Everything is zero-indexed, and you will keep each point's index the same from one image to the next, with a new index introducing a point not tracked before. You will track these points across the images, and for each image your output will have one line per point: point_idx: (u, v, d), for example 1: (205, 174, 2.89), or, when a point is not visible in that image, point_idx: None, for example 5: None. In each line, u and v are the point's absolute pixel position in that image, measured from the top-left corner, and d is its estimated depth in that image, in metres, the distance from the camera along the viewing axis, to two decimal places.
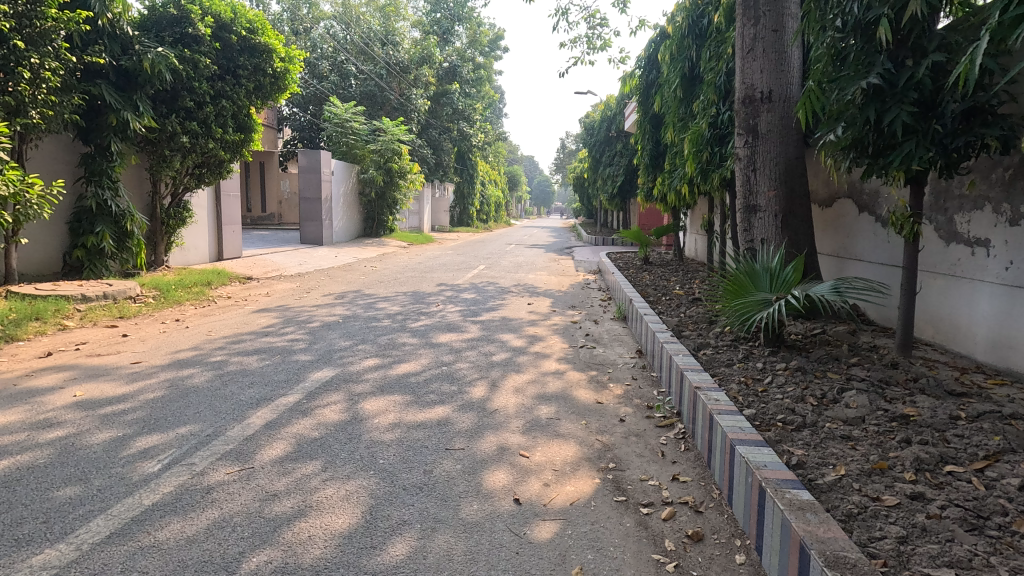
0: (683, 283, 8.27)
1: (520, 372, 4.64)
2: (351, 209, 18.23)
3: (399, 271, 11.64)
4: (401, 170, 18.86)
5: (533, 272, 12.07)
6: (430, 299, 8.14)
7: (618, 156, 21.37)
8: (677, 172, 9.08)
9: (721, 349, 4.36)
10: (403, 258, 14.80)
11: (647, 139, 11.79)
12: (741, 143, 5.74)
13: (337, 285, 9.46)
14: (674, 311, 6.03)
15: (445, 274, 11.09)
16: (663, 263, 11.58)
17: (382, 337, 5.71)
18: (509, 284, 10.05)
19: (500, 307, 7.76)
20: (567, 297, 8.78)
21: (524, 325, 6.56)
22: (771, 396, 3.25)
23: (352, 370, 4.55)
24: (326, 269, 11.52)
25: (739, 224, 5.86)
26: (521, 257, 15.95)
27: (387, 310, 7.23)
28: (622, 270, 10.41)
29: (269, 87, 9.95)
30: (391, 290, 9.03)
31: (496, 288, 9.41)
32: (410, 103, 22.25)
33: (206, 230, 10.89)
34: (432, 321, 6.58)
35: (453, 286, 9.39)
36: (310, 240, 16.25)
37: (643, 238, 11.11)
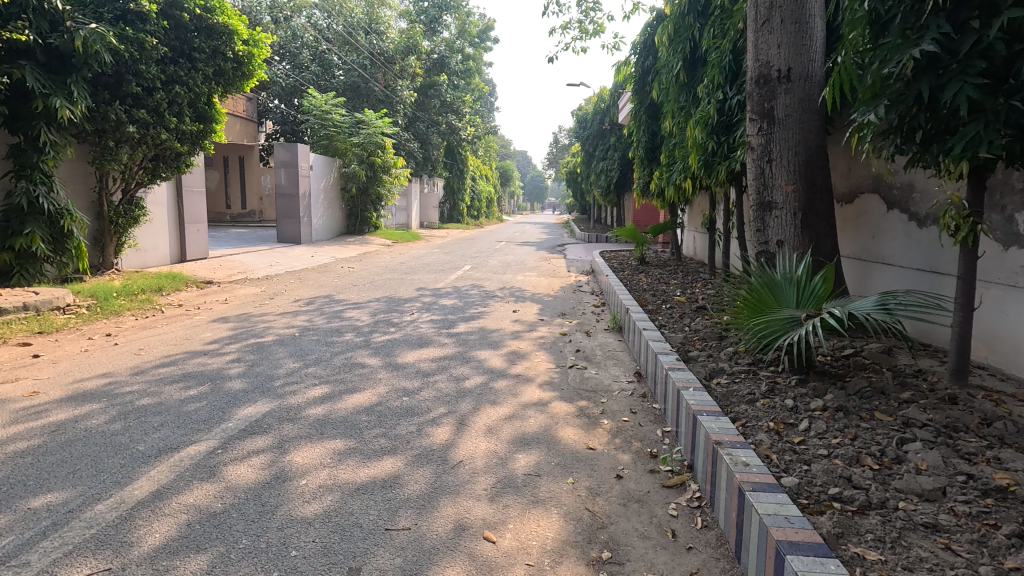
0: (683, 287, 7.52)
1: (495, 404, 3.86)
2: (332, 206, 17.39)
3: (377, 273, 10.83)
4: (385, 164, 17.98)
5: (522, 273, 11.29)
6: (403, 306, 7.33)
7: (612, 150, 20.63)
8: (676, 165, 8.31)
9: (738, 377, 3.62)
10: (385, 257, 13.97)
11: (643, 130, 10.98)
12: (754, 131, 4.96)
13: (305, 290, 8.64)
14: (677, 324, 5.29)
15: (426, 276, 10.29)
16: (660, 263, 10.83)
17: (338, 357, 4.91)
18: (494, 287, 9.27)
19: (481, 315, 6.96)
20: (556, 302, 8.00)
21: (506, 338, 5.78)
22: (813, 453, 2.49)
23: (291, 404, 3.75)
24: (298, 271, 10.70)
25: (752, 224, 5.10)
26: (510, 255, 15.15)
27: (352, 321, 6.42)
28: (617, 272, 9.66)
29: (231, 73, 9.14)
30: (364, 295, 8.23)
31: (479, 293, 8.62)
32: (396, 95, 21.31)
33: (166, 230, 10.02)
34: (401, 336, 5.78)
35: (432, 291, 8.59)
36: (287, 239, 15.40)
37: (638, 237, 10.35)
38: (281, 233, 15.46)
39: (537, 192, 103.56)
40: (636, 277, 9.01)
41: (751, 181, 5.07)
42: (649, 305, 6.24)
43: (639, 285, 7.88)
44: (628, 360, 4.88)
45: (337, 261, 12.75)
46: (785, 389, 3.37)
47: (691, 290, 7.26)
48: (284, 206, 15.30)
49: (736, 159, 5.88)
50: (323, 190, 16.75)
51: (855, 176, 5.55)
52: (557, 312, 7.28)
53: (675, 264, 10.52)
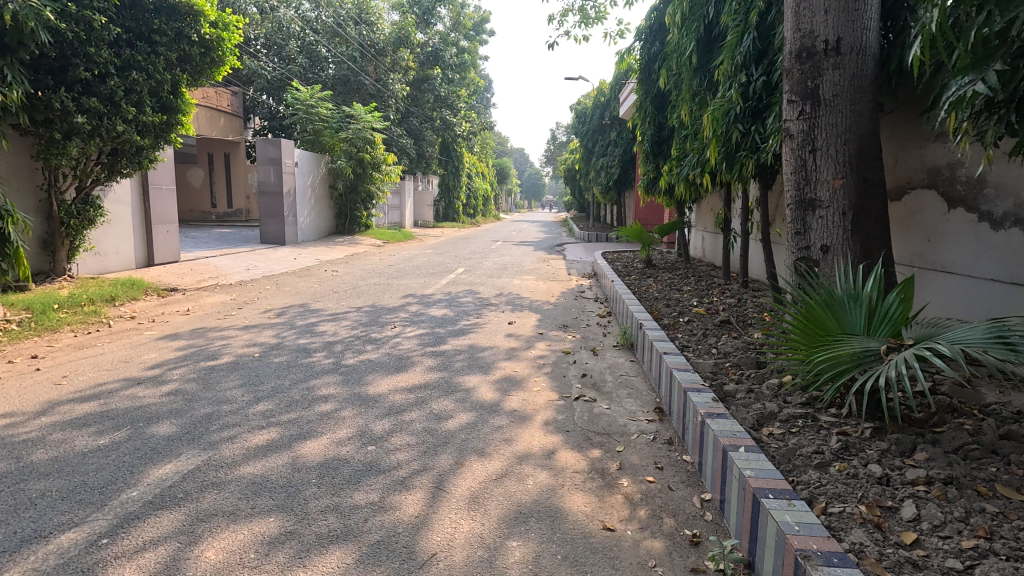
0: (700, 295, 6.75)
1: (484, 456, 3.07)
2: (319, 204, 16.56)
3: (361, 277, 10.03)
4: (374, 161, 17.19)
5: (518, 277, 10.49)
6: (384, 318, 6.52)
7: (613, 145, 19.87)
8: (688, 159, 7.52)
9: (794, 423, 2.85)
10: (373, 259, 13.17)
11: (649, 122, 10.14)
12: (794, 115, 4.18)
13: (279, 299, 7.84)
14: (703, 342, 4.51)
15: (414, 281, 9.50)
16: (666, 265, 10.05)
17: (298, 387, 4.11)
18: (489, 293, 8.48)
19: (472, 329, 6.16)
20: (557, 312, 7.20)
21: (499, 359, 4.99)
22: (942, 571, 1.71)
23: (223, 459, 2.95)
24: (277, 275, 9.89)
25: (790, 225, 4.34)
26: (506, 256, 14.37)
27: (324, 337, 5.60)
28: (622, 276, 8.90)
29: (198, 59, 8.32)
30: (343, 303, 7.44)
31: (472, 300, 7.83)
32: (387, 89, 20.46)
33: (131, 231, 9.19)
34: (379, 356, 4.98)
35: (419, 299, 7.79)
36: (270, 240, 14.58)
37: (644, 237, 9.56)
38: (264, 233, 14.62)
39: (534, 190, 102.68)
40: (644, 281, 8.22)
41: (789, 175, 4.30)
42: (664, 318, 5.47)
43: (648, 292, 7.12)
44: (646, 389, 4.11)
45: (321, 263, 11.95)
46: (860, 443, 2.60)
47: (709, 299, 6.49)
48: (267, 205, 14.46)
49: (767, 150, 5.09)
50: (310, 188, 15.93)
51: (904, 169, 4.77)
52: (558, 324, 6.48)
53: (684, 267, 9.74)
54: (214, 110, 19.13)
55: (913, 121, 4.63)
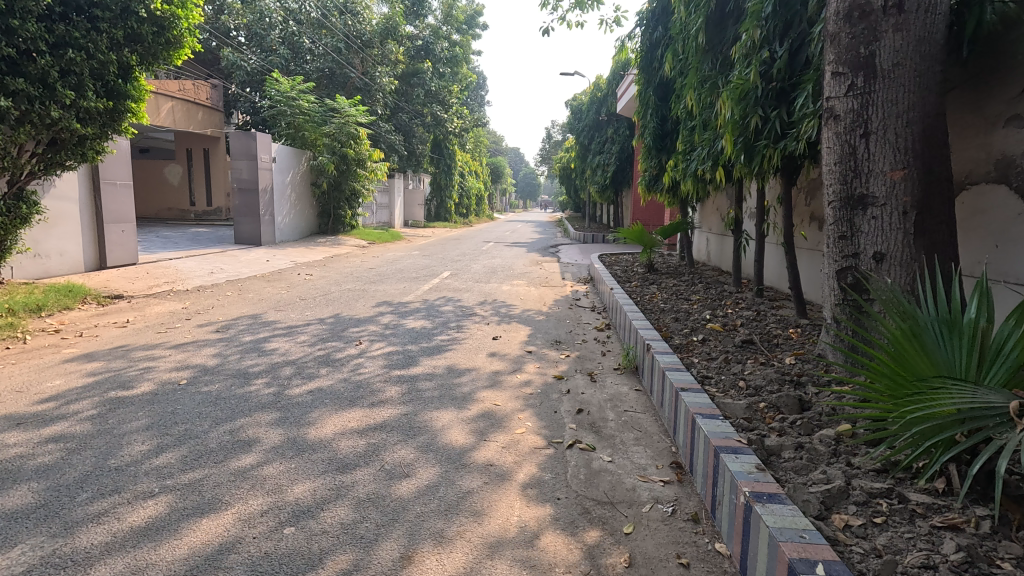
0: (710, 306, 5.93)
1: (442, 546, 2.22)
2: (300, 203, 15.71)
3: (335, 282, 9.15)
4: (359, 157, 16.21)
5: (509, 282, 9.65)
6: (350, 332, 5.67)
7: (610, 143, 19.13)
8: (697, 152, 6.72)
9: (876, 510, 2.00)
10: (354, 262, 12.29)
11: (652, 114, 9.33)
12: (841, 91, 3.38)
13: (236, 308, 6.97)
14: (725, 369, 3.70)
15: (393, 287, 8.64)
16: (669, 270, 9.25)
17: (220, 430, 3.25)
18: (474, 301, 7.64)
19: (451, 346, 5.31)
20: (549, 324, 6.37)
21: (478, 386, 4.16)
22: None
23: (71, 555, 2.10)
24: (243, 280, 9.03)
25: (834, 227, 3.55)
26: (497, 259, 13.54)
27: (273, 357, 4.75)
28: (622, 282, 8.10)
29: (150, 39, 7.45)
30: (308, 314, 6.59)
31: (454, 310, 6.98)
32: (375, 82, 19.73)
33: (78, 231, 8.31)
34: (333, 384, 4.13)
35: (394, 309, 6.94)
36: (246, 240, 13.70)
37: (645, 239, 8.75)
38: (239, 233, 13.72)
39: (529, 190, 101.88)
40: (646, 287, 7.41)
41: (834, 165, 3.49)
42: (674, 334, 4.66)
43: (652, 301, 6.31)
44: (658, 434, 3.28)
45: (296, 266, 11.07)
46: (982, 547, 1.77)
47: (722, 311, 5.68)
48: (241, 203, 13.56)
49: (797, 136, 4.28)
50: (289, 185, 15.04)
51: (964, 160, 3.97)
52: (550, 340, 5.64)
53: (688, 272, 8.93)
54: (191, 103, 18.23)
55: (979, 102, 3.83)
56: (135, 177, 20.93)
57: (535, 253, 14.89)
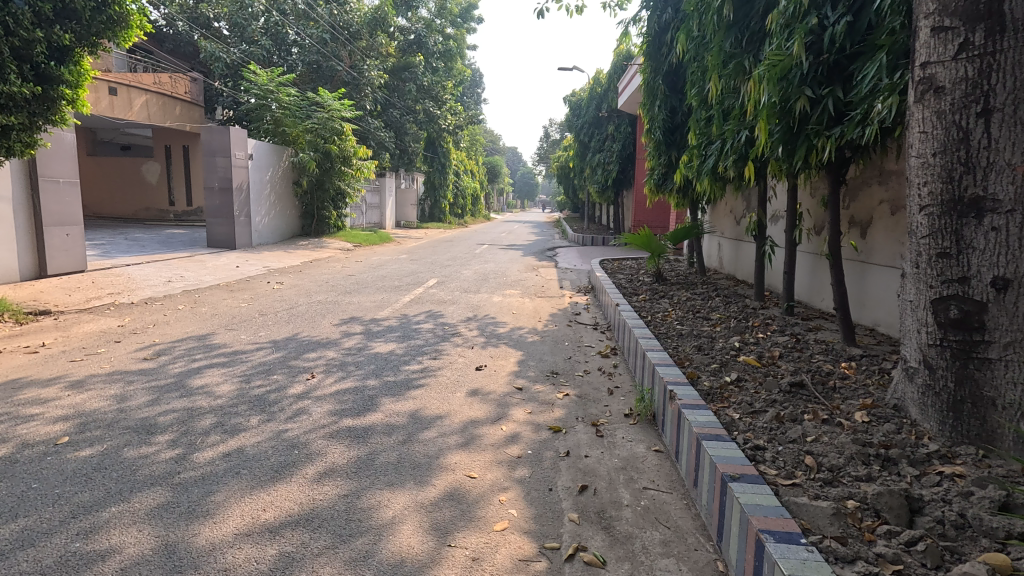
0: (734, 327, 5.01)
1: None
2: (280, 203, 14.76)
3: (306, 293, 8.18)
4: (344, 154, 15.17)
5: (501, 291, 8.69)
6: (302, 361, 4.71)
7: (610, 140, 18.30)
8: (715, 147, 5.80)
9: None
10: (334, 267, 11.30)
11: (661, 105, 8.39)
12: (953, 55, 2.44)
13: (180, 326, 5.99)
14: (778, 430, 2.77)
15: (369, 299, 7.66)
16: (679, 278, 8.33)
17: (68, 532, 2.28)
18: (459, 317, 6.67)
19: (422, 382, 4.33)
20: (544, 347, 5.40)
21: (450, 446, 3.20)
22: None
23: None
24: (202, 289, 8.07)
25: (930, 242, 2.62)
26: (489, 264, 12.58)
27: (195, 401, 3.78)
28: (628, 293, 7.16)
29: (88, 15, 6.45)
30: (262, 335, 5.62)
31: (433, 330, 6.00)
32: (363, 76, 18.68)
33: (11, 235, 7.33)
34: (261, 441, 3.17)
35: (363, 329, 5.96)
36: (219, 243, 12.73)
37: (652, 245, 7.80)
38: (211, 235, 12.74)
39: (527, 189, 101.09)
40: (654, 301, 6.49)
41: (934, 157, 2.55)
42: (697, 370, 3.73)
43: (664, 320, 5.38)
44: (696, 536, 2.33)
45: (268, 273, 10.08)
46: None
47: (749, 334, 4.77)
48: (213, 203, 12.57)
49: (863, 118, 3.32)
50: (268, 183, 14.03)
51: None
52: (544, 370, 4.67)
53: (701, 281, 7.99)
54: (167, 97, 17.21)
55: None
56: (111, 175, 19.94)
57: (531, 258, 13.91)
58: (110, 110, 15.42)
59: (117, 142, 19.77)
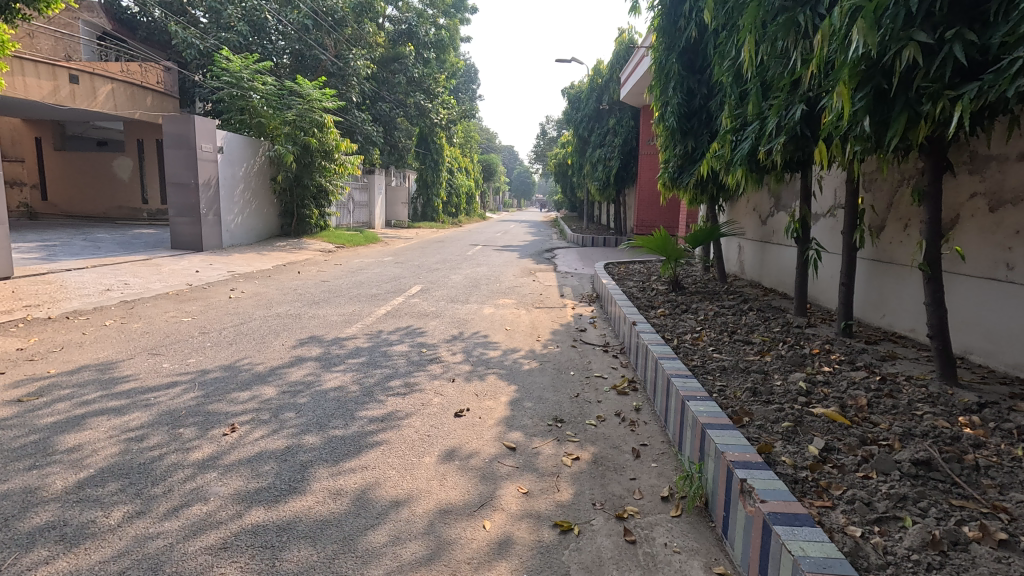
0: (786, 357, 3.91)
1: None
2: (255, 200, 13.58)
3: (266, 304, 7.04)
4: (325, 148, 13.98)
5: (493, 301, 7.57)
6: (227, 405, 3.59)
7: (612, 135, 17.30)
8: (753, 129, 4.70)
9: None
10: (308, 272, 10.15)
11: (676, 87, 7.30)
12: None
13: (94, 350, 4.84)
14: (940, 569, 1.67)
15: (337, 313, 6.51)
16: (698, 286, 7.25)
17: None
18: (441, 336, 5.52)
19: (380, 437, 3.21)
20: (545, 379, 4.28)
21: (402, 570, 2.07)
22: None
23: None
24: (143, 300, 6.93)
25: None
26: (482, 267, 11.47)
27: (47, 476, 2.63)
28: (642, 305, 6.07)
29: None
30: (190, 363, 4.49)
31: (407, 356, 4.84)
32: (348, 66, 17.72)
33: None
34: (109, 563, 2.05)
35: (320, 354, 4.81)
36: (184, 244, 11.57)
37: (669, 249, 6.69)
38: (176, 235, 11.56)
39: (523, 188, 100.16)
40: (675, 316, 5.41)
41: None
42: (766, 434, 2.62)
43: (695, 344, 4.28)
44: None
45: (230, 279, 8.93)
46: None
47: (809, 368, 3.67)
48: (177, 200, 11.41)
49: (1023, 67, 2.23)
50: (241, 179, 12.85)
51: None
52: (544, 416, 3.55)
53: (725, 291, 6.91)
54: (137, 87, 16.06)
55: None
56: (82, 171, 18.72)
57: (529, 261, 12.78)
58: (72, 99, 14.31)
59: (95, 138, 18.90)
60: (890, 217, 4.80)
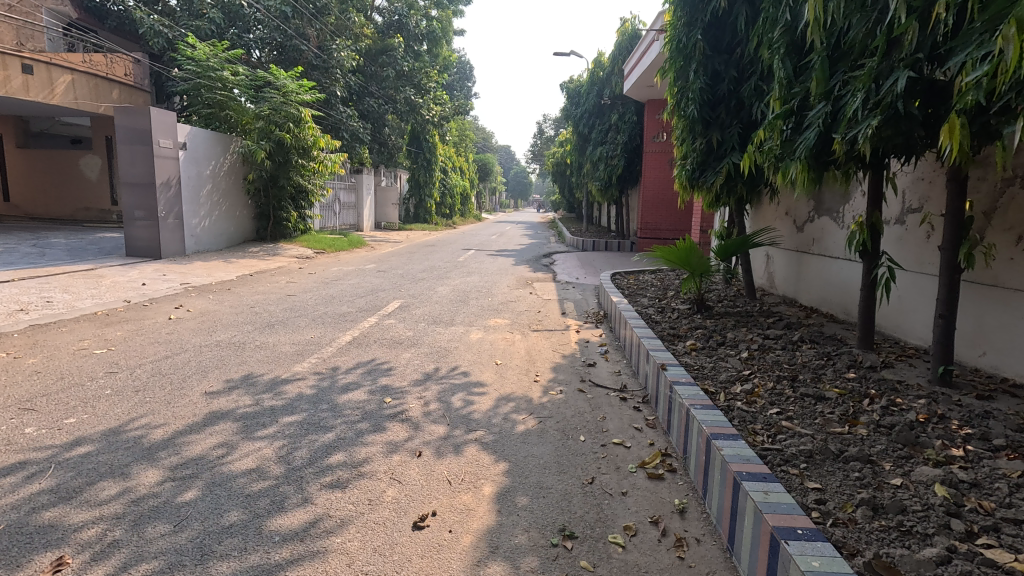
0: (886, 427, 2.76)
1: None
2: (225, 201, 12.41)
3: (209, 328, 5.85)
4: (301, 145, 12.80)
5: (482, 322, 6.42)
6: (75, 510, 2.42)
7: (614, 131, 16.23)
8: (821, 112, 3.63)
9: None
10: (277, 282, 9.01)
11: (697, 70, 6.18)
12: None
13: None
14: None
15: (290, 341, 5.33)
16: (726, 306, 6.12)
17: None
18: (413, 377, 4.35)
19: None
20: (546, 452, 3.14)
21: None
22: None
23: None
24: (59, 323, 5.73)
25: None
26: (473, 276, 10.32)
27: None
28: (663, 333, 4.93)
29: None
30: (67, 425, 3.31)
31: (363, 410, 3.67)
32: (331, 57, 16.59)
33: None
34: None
35: (249, 408, 3.65)
36: (140, 250, 10.37)
37: (693, 262, 5.56)
38: (131, 241, 10.37)
39: (519, 188, 99.26)
40: (708, 350, 4.28)
41: None
42: None
43: (750, 403, 3.15)
44: None
45: (181, 293, 7.76)
46: None
47: (929, 449, 2.52)
48: (131, 201, 10.20)
49: None
50: (207, 179, 11.67)
51: None
52: (546, 527, 2.42)
53: (759, 312, 5.78)
54: (102, 79, 14.91)
55: None
56: (49, 171, 17.48)
57: (524, 268, 11.63)
58: (26, 91, 13.09)
59: (69, 136, 17.78)
60: (994, 227, 3.69)
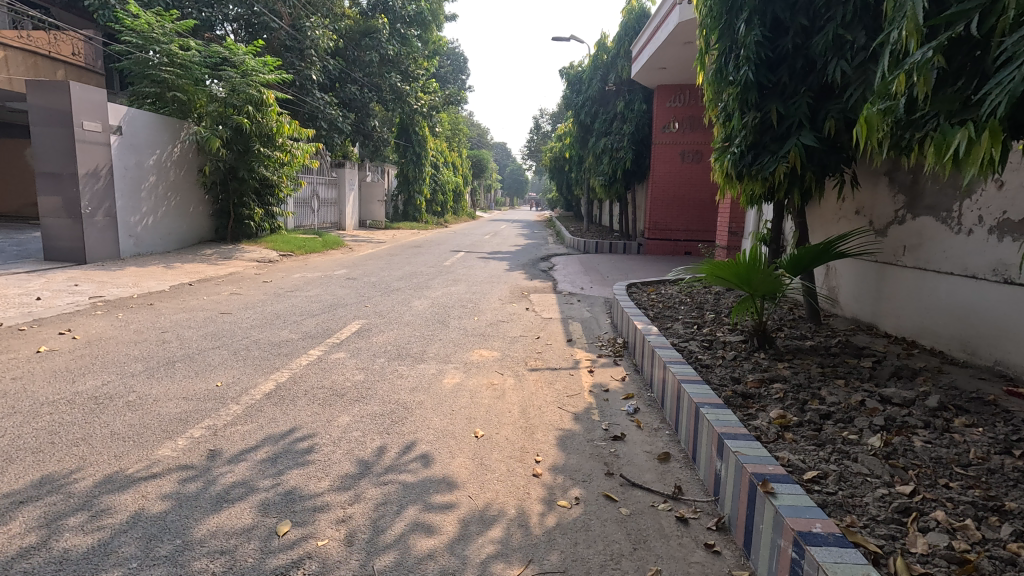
0: None
1: None
2: (174, 196, 10.77)
3: (79, 369, 4.21)
4: (264, 132, 11.15)
5: (461, 355, 4.83)
6: None
7: (620, 121, 14.66)
8: None
9: None
10: (217, 294, 7.37)
11: (750, 19, 4.57)
12: None
13: None
14: None
15: (182, 392, 3.71)
16: (790, 336, 4.55)
17: None
18: (340, 471, 2.75)
19: None
20: None
21: None
22: None
23: None
24: None
25: None
26: (459, 285, 8.71)
27: None
28: (721, 386, 3.34)
29: None
30: None
31: (229, 561, 2.06)
32: (305, 36, 14.89)
33: None
34: None
35: (19, 558, 2.03)
36: (63, 254, 8.72)
37: (755, 281, 3.97)
38: (50, 242, 8.70)
39: (516, 185, 97.69)
40: (810, 428, 2.69)
41: None
42: None
43: None
44: None
45: (83, 310, 6.12)
46: None
47: None
48: (50, 195, 8.53)
49: None
50: (150, 170, 10.01)
51: None
52: None
53: (842, 347, 4.21)
54: (42, 57, 13.27)
55: None
56: None
57: (520, 275, 10.02)
58: None
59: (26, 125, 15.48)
60: None
